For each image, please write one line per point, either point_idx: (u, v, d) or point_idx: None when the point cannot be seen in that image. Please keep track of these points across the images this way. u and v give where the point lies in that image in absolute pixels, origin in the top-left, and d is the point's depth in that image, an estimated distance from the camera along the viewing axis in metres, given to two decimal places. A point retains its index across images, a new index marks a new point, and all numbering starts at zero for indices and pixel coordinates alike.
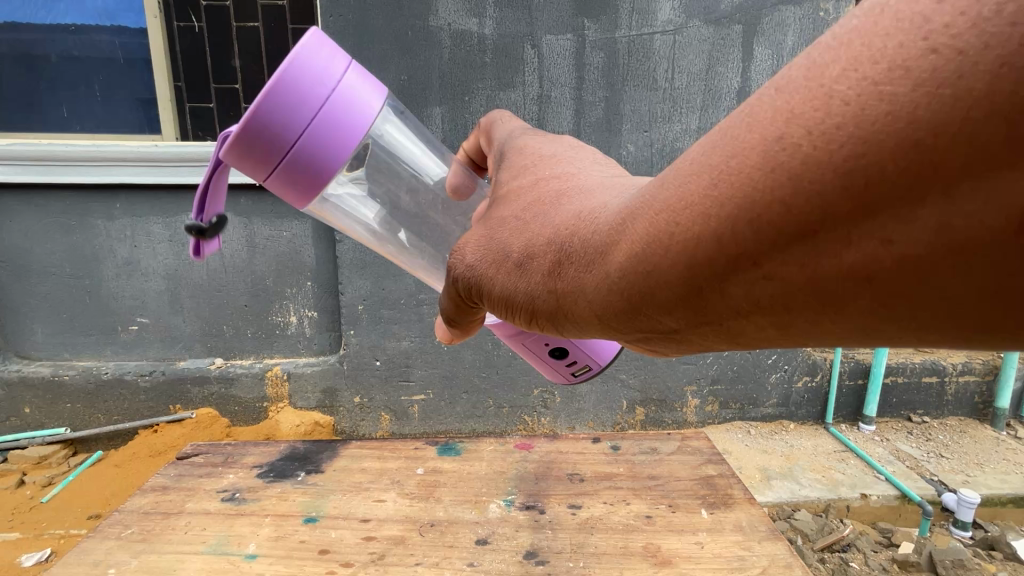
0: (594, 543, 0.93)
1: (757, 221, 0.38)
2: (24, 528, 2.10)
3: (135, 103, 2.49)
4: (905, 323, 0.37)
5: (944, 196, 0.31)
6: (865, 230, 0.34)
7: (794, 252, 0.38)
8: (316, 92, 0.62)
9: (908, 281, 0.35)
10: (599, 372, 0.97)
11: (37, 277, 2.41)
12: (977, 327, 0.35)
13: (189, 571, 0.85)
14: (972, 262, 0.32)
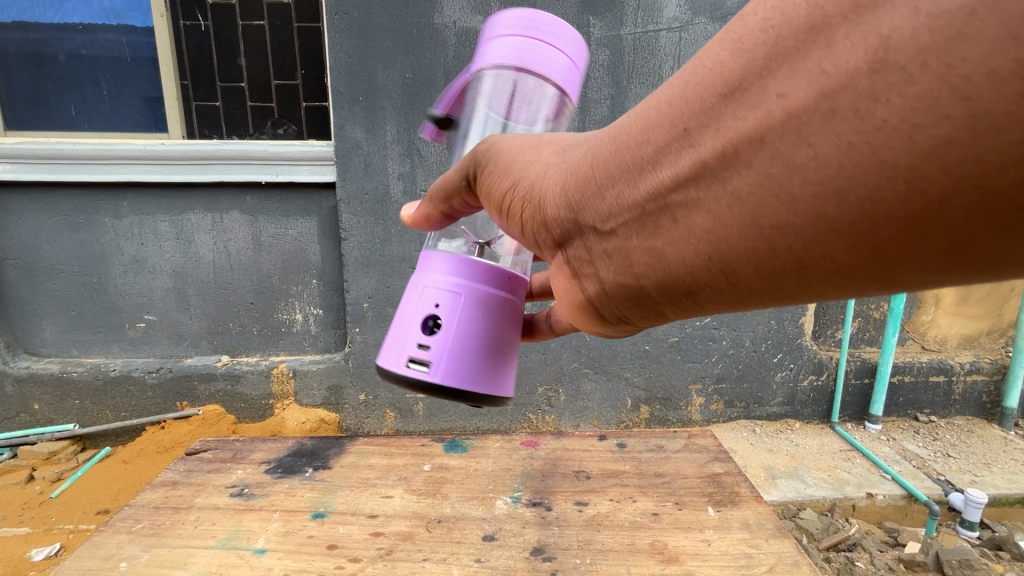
0: (601, 540, 0.93)
1: (694, 83, 0.48)
2: (34, 522, 2.12)
3: (142, 102, 2.50)
4: (795, 189, 0.42)
5: (827, 44, 0.39)
6: (767, 82, 0.42)
7: (716, 111, 0.46)
8: (538, 26, 0.82)
9: (794, 131, 0.41)
10: (431, 390, 0.75)
11: (46, 274, 2.43)
12: (853, 196, 0.40)
13: (199, 565, 0.86)
14: (841, 106, 0.38)
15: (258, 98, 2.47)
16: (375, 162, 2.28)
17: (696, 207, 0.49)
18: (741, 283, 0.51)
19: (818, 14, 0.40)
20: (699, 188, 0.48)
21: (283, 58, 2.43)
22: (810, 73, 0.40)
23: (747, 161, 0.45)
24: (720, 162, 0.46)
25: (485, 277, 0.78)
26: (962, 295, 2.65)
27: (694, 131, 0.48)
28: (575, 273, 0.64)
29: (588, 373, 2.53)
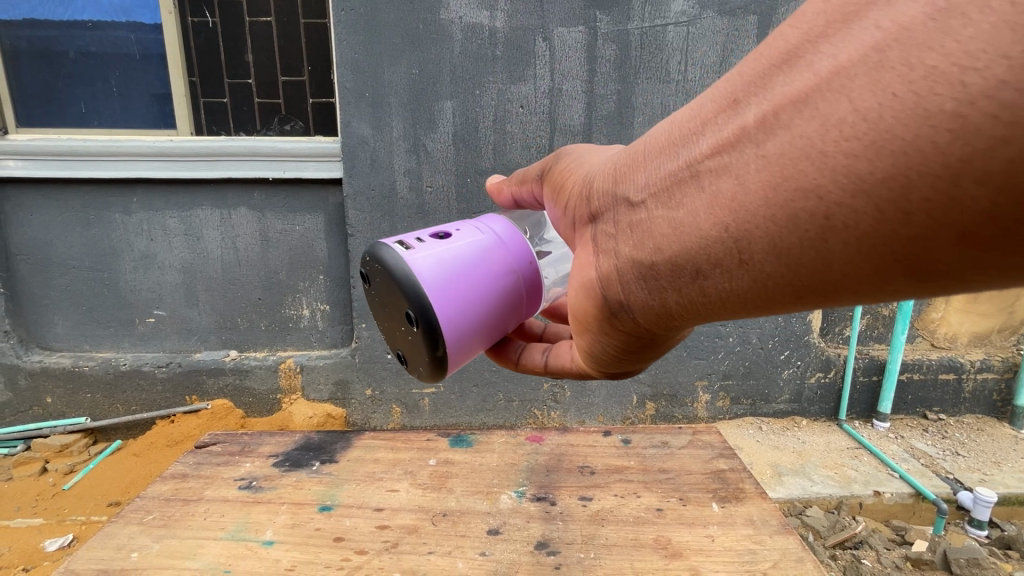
0: (604, 534, 0.93)
1: (756, 62, 0.52)
2: (46, 513, 2.16)
3: (150, 98, 2.52)
4: (833, 150, 0.44)
5: (884, 13, 0.42)
6: (819, 52, 0.46)
7: (768, 82, 0.49)
8: None
9: (835, 91, 0.44)
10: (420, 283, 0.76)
11: (58, 269, 2.46)
12: (889, 154, 0.41)
13: (209, 556, 0.87)
14: (885, 64, 0.41)
15: (265, 94, 2.48)
16: (381, 157, 2.28)
17: (726, 172, 0.51)
18: (759, 260, 0.51)
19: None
20: (732, 152, 0.51)
21: (290, 55, 2.44)
22: (862, 35, 0.43)
23: (785, 122, 0.47)
24: (760, 126, 0.49)
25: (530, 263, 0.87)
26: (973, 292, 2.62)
27: (740, 102, 0.51)
28: (598, 246, 0.66)
29: None
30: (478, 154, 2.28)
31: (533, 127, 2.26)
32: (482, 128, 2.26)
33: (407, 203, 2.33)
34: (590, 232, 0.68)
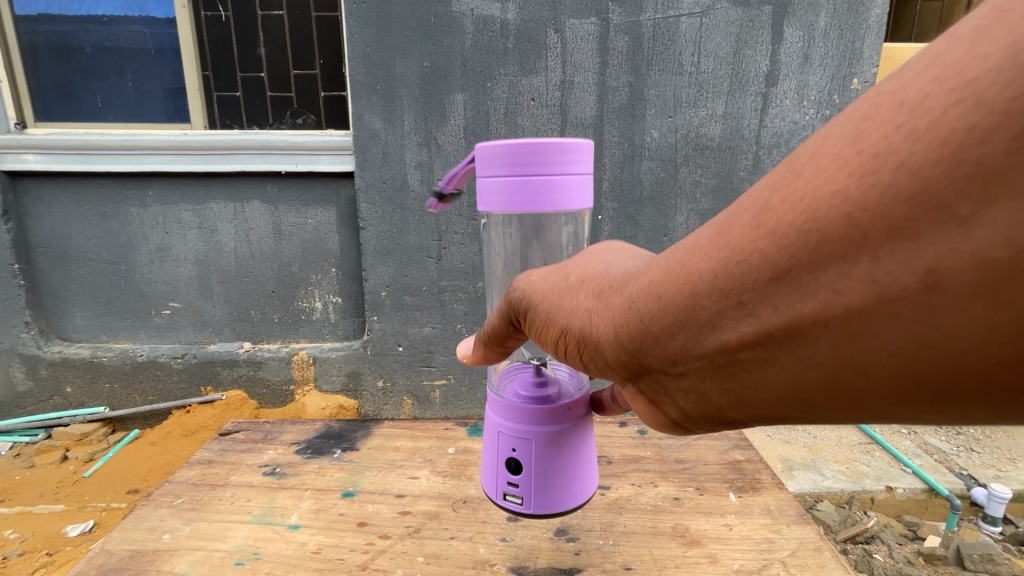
0: (623, 522, 0.95)
1: (779, 246, 0.46)
2: (68, 500, 2.22)
3: (165, 93, 2.55)
4: (921, 352, 0.42)
5: (947, 217, 0.38)
6: (872, 256, 0.41)
7: (812, 280, 0.44)
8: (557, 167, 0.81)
9: (915, 302, 0.41)
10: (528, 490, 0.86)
11: (77, 262, 2.51)
12: (990, 363, 0.40)
13: (238, 538, 0.89)
14: (974, 286, 0.38)
15: (278, 88, 2.50)
16: (393, 151, 2.29)
17: (800, 360, 0.49)
18: (856, 412, 0.49)
19: (930, 185, 0.38)
20: (797, 343, 0.48)
21: (302, 48, 2.46)
22: (927, 246, 0.39)
23: (859, 326, 0.44)
24: (823, 325, 0.45)
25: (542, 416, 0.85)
26: None
27: (777, 289, 0.47)
28: (654, 398, 0.64)
29: None
30: None
31: (544, 119, 2.25)
32: (493, 121, 2.26)
33: (418, 197, 2.34)
34: (633, 385, 0.66)
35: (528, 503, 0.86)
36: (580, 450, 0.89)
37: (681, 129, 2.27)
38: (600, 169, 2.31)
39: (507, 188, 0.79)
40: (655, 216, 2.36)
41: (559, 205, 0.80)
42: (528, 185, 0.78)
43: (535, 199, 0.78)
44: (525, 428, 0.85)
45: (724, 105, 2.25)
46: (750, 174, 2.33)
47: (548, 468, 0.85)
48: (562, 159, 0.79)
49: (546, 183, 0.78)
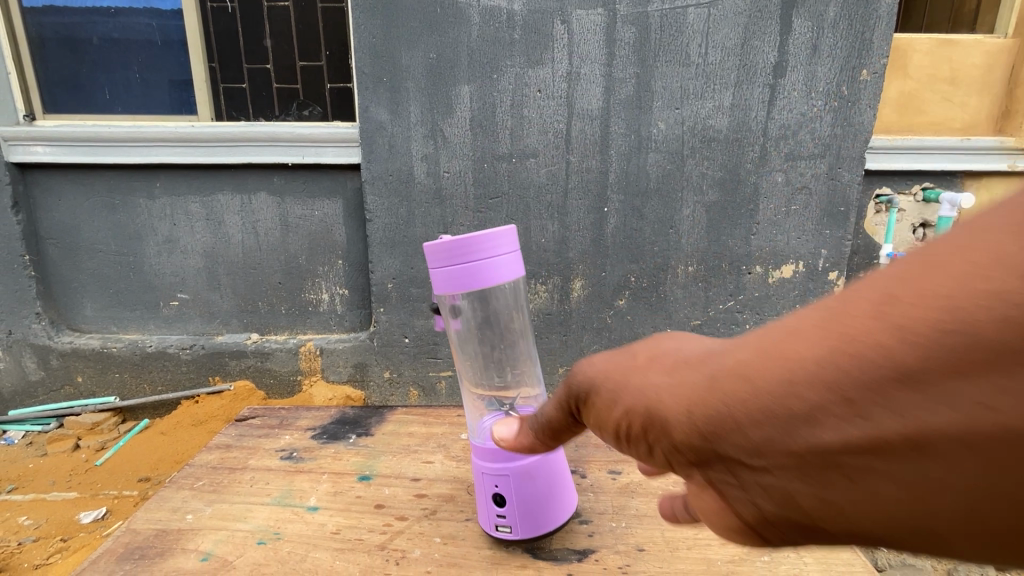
0: (635, 505, 0.96)
1: (792, 392, 0.40)
2: (81, 487, 2.26)
3: (172, 84, 2.56)
4: (923, 516, 0.38)
5: (978, 401, 0.33)
6: (887, 428, 0.36)
7: (822, 435, 0.39)
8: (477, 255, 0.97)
9: (924, 471, 0.36)
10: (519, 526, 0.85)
11: (87, 253, 2.53)
12: (990, 535, 0.37)
13: (258, 519, 0.92)
14: (991, 471, 0.34)
15: (285, 79, 2.51)
16: (399, 143, 2.30)
17: (797, 495, 0.43)
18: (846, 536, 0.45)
19: (963, 371, 0.33)
20: (795, 485, 0.43)
21: (308, 40, 2.47)
22: (948, 433, 0.34)
23: (859, 484, 0.39)
24: (828, 478, 0.40)
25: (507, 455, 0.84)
26: None
27: (785, 434, 0.41)
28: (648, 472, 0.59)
29: None
30: (496, 139, 2.29)
31: (550, 111, 2.25)
32: (499, 113, 2.26)
33: (425, 188, 2.35)
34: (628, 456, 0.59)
35: (519, 529, 0.85)
36: (558, 473, 0.88)
37: (688, 121, 2.26)
38: (606, 161, 2.31)
39: (447, 274, 0.94)
40: (661, 208, 2.36)
41: (493, 279, 0.95)
42: (464, 271, 0.94)
43: (474, 278, 0.94)
44: (503, 463, 0.84)
45: (731, 96, 2.24)
46: (757, 166, 2.32)
47: (530, 496, 0.85)
48: (486, 245, 0.94)
49: (479, 266, 0.94)
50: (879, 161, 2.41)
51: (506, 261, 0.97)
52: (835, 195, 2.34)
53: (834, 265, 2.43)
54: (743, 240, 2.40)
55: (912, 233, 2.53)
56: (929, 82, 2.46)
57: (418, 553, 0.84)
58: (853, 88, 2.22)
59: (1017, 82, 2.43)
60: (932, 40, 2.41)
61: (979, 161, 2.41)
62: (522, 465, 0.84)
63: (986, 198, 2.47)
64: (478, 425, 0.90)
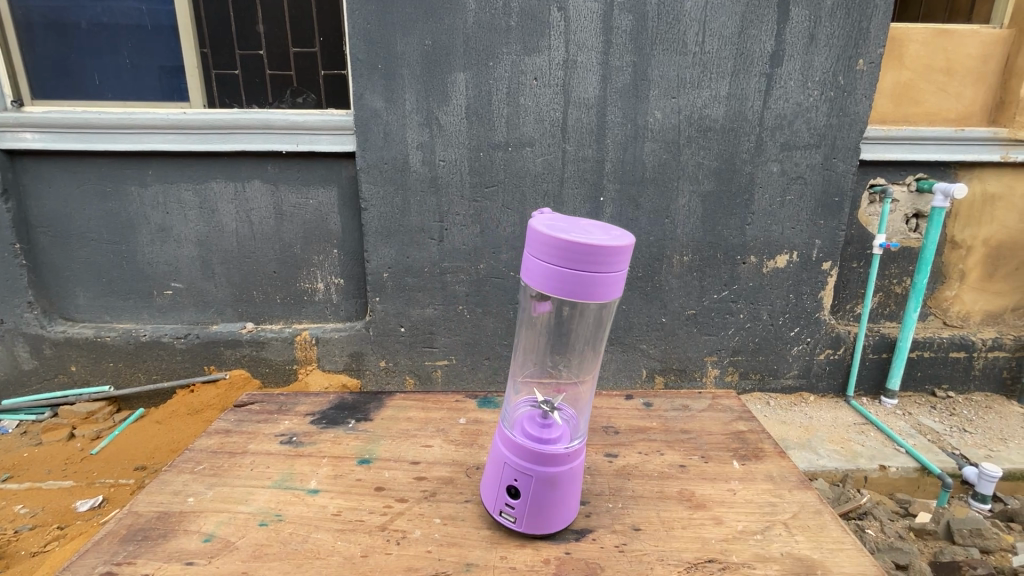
0: (631, 487, 0.97)
1: None
2: (76, 476, 2.27)
3: (164, 70, 2.53)
4: None
5: None
6: None
7: None
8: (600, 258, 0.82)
9: None
10: (524, 521, 0.84)
11: (79, 242, 2.51)
12: None
13: (259, 501, 0.92)
14: None
15: (279, 65, 2.49)
16: (394, 131, 2.28)
17: None
18: None
19: None
20: None
21: (302, 26, 2.44)
22: None
23: None
24: None
25: (543, 458, 0.83)
26: (988, 270, 2.61)
27: None
28: None
29: (605, 344, 2.57)
30: (492, 128, 2.28)
31: (547, 99, 2.24)
32: (495, 101, 2.25)
33: (420, 177, 2.34)
34: None
35: (521, 522, 0.84)
36: (575, 485, 0.87)
37: (685, 110, 2.26)
38: (603, 150, 2.30)
39: (554, 275, 0.82)
40: (657, 197, 2.36)
41: (601, 297, 0.83)
42: (575, 279, 0.81)
43: (581, 290, 0.82)
44: (529, 462, 0.83)
45: (728, 86, 2.23)
46: (753, 156, 2.32)
47: (545, 499, 0.83)
48: (610, 258, 0.81)
49: (593, 280, 0.82)
50: (874, 150, 2.42)
51: (618, 281, 0.85)
52: (829, 185, 2.36)
53: (827, 255, 2.45)
54: (738, 230, 2.41)
55: (905, 223, 2.56)
56: (925, 72, 2.46)
57: (419, 534, 0.85)
58: (849, 78, 2.22)
59: (1011, 73, 2.44)
60: (929, 30, 2.41)
61: (970, 152, 2.42)
62: (548, 469, 0.82)
63: (978, 188, 2.49)
64: (513, 415, 0.90)
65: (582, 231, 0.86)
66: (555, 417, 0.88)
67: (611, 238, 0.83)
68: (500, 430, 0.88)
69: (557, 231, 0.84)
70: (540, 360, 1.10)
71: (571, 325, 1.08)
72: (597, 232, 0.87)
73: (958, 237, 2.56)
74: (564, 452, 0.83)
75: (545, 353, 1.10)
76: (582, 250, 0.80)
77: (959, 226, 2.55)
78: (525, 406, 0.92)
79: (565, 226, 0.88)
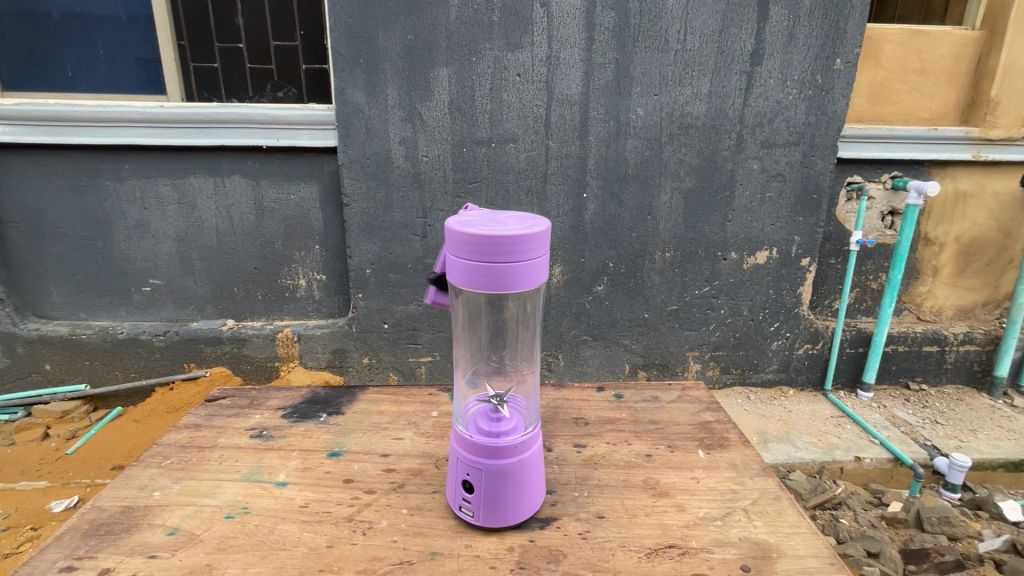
0: (597, 476, 0.99)
1: None
2: (51, 476, 2.22)
3: (139, 62, 2.48)
4: None
5: None
6: None
7: None
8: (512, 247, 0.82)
9: None
10: (481, 516, 0.85)
11: (52, 237, 2.45)
12: None
13: (227, 495, 0.92)
14: None
15: (258, 58, 2.46)
16: (375, 126, 2.27)
17: None
18: None
19: None
20: None
21: (282, 19, 2.41)
22: None
23: None
24: None
25: (490, 453, 0.83)
26: (959, 266, 2.68)
27: None
28: None
29: (588, 339, 2.59)
30: (475, 124, 2.27)
31: (530, 96, 2.25)
32: (478, 97, 2.24)
33: (402, 172, 2.33)
34: None
35: (478, 517, 0.84)
36: (532, 478, 0.87)
37: (666, 108, 2.28)
38: (586, 147, 2.32)
39: (467, 269, 0.83)
40: (639, 194, 2.39)
41: (519, 286, 0.84)
42: (488, 272, 0.81)
43: (496, 281, 0.82)
44: (481, 455, 0.84)
45: (709, 83, 2.26)
46: (733, 154, 2.35)
47: (500, 492, 0.84)
48: (519, 248, 0.81)
49: (505, 271, 0.82)
50: (850, 149, 2.47)
51: (536, 268, 0.84)
52: (807, 182, 2.40)
53: (806, 251, 2.50)
54: (718, 227, 2.45)
55: (881, 220, 2.62)
56: (900, 72, 2.50)
57: (385, 524, 0.85)
58: (827, 77, 2.26)
59: (983, 73, 2.48)
60: (904, 30, 2.45)
61: (944, 151, 2.49)
62: (499, 462, 0.83)
63: (951, 186, 2.56)
64: (467, 414, 0.91)
65: (495, 223, 0.86)
66: (506, 410, 0.89)
67: (522, 226, 0.83)
68: (453, 428, 0.89)
69: (469, 225, 0.84)
70: (488, 356, 1.19)
71: (505, 321, 1.13)
72: (511, 222, 0.87)
73: (931, 234, 2.63)
74: (515, 443, 0.84)
75: (488, 349, 1.18)
76: (492, 242, 0.80)
77: (932, 223, 2.61)
78: (477, 403, 0.93)
79: (480, 220, 0.88)
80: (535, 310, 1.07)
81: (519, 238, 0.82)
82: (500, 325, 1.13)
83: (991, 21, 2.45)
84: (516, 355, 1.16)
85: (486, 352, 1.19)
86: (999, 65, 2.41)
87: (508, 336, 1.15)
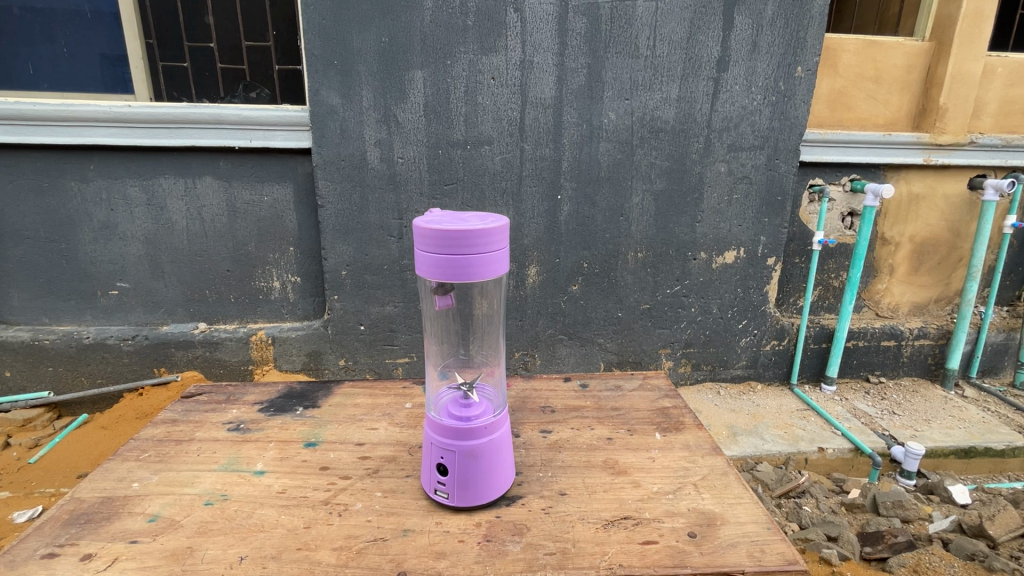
0: (561, 458, 1.05)
1: None
2: (14, 486, 2.15)
3: (105, 60, 2.44)
4: None
5: None
6: None
7: None
8: (473, 247, 0.86)
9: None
10: (458, 498, 0.89)
11: (12, 241, 2.38)
12: None
13: (205, 484, 0.95)
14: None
15: (229, 57, 2.45)
16: (351, 127, 2.29)
17: None
18: None
19: None
20: None
21: (255, 19, 2.41)
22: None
23: None
24: None
25: (463, 434, 0.88)
26: (914, 265, 2.84)
27: None
28: None
29: (563, 339, 2.66)
30: (451, 126, 2.32)
31: (504, 98, 2.30)
32: (454, 100, 2.29)
33: (378, 173, 2.35)
34: None
35: (452, 498, 0.89)
36: (501, 460, 0.92)
37: (637, 111, 2.36)
38: (559, 149, 2.38)
39: (434, 262, 0.87)
40: (612, 196, 2.46)
41: (482, 278, 0.89)
42: (452, 264, 0.86)
43: (459, 274, 0.87)
44: (451, 437, 0.89)
45: (678, 88, 2.35)
46: (702, 157, 2.45)
47: (470, 472, 0.89)
48: (480, 242, 0.86)
49: (469, 263, 0.87)
50: (812, 152, 2.60)
51: (497, 260, 0.90)
52: (772, 184, 2.51)
53: (771, 250, 2.61)
54: (688, 228, 2.54)
55: (841, 220, 2.75)
56: (856, 80, 2.64)
57: (359, 506, 0.90)
58: (789, 84, 2.37)
59: (932, 82, 2.63)
60: (858, 41, 2.59)
61: (899, 154, 2.64)
62: (468, 442, 0.88)
63: (904, 189, 2.71)
64: (437, 401, 0.96)
65: (458, 220, 0.91)
66: (475, 396, 0.95)
67: (482, 223, 0.88)
68: (426, 415, 0.94)
69: (434, 222, 0.89)
70: (457, 349, 1.25)
71: (473, 314, 1.21)
72: (473, 219, 0.92)
73: (886, 233, 2.78)
74: (483, 424, 0.89)
75: (459, 342, 1.25)
76: (457, 241, 0.85)
77: (888, 224, 2.77)
78: (448, 391, 0.99)
79: (444, 217, 0.93)
80: (498, 305, 1.13)
81: (483, 238, 0.86)
82: (472, 313, 1.22)
83: (939, 33, 2.60)
84: (483, 347, 1.23)
85: (454, 347, 1.25)
86: (947, 74, 2.56)
87: (479, 325, 1.21)
